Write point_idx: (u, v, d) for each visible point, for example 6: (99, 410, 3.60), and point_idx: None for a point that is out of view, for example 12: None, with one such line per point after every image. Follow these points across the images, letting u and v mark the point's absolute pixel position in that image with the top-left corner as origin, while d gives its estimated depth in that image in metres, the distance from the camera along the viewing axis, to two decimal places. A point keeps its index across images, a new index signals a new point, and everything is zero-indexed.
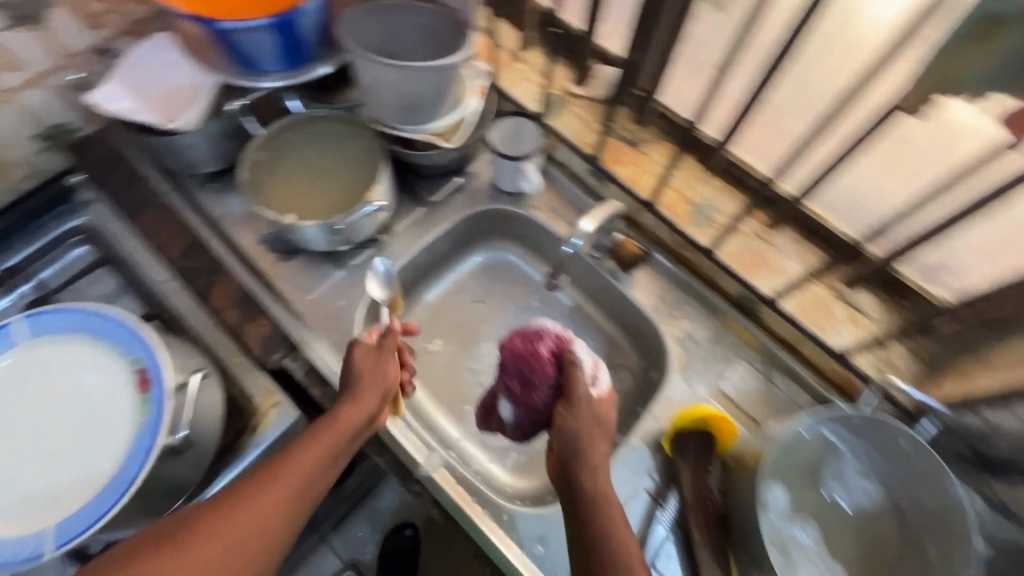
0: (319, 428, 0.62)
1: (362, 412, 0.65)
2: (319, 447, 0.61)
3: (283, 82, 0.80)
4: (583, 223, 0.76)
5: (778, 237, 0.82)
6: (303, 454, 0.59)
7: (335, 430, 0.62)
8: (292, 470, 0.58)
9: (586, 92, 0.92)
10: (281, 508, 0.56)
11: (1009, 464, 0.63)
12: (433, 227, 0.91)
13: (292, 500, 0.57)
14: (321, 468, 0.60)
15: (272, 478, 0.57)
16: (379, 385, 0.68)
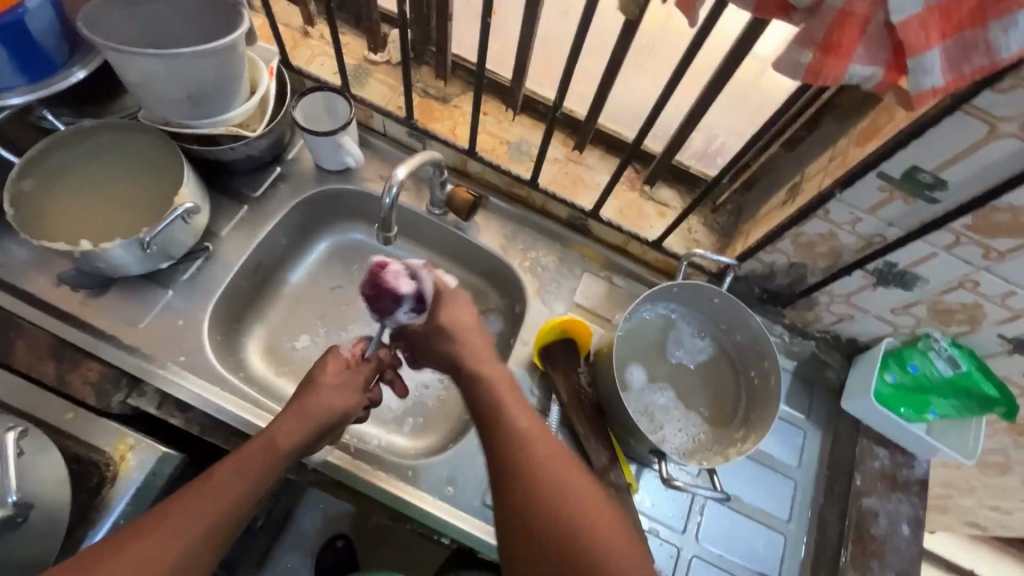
0: (253, 447, 0.62)
1: (308, 428, 0.66)
2: (250, 468, 0.61)
3: (31, 96, 0.73)
4: (397, 172, 0.71)
5: (588, 158, 0.92)
6: (231, 474, 0.60)
7: (274, 452, 0.63)
8: (213, 490, 0.58)
9: (385, 57, 0.93)
10: (197, 528, 0.56)
11: (788, 289, 0.84)
12: (262, 223, 0.88)
13: (213, 520, 0.57)
14: (252, 488, 0.60)
15: (192, 500, 0.57)
16: (343, 401, 0.70)
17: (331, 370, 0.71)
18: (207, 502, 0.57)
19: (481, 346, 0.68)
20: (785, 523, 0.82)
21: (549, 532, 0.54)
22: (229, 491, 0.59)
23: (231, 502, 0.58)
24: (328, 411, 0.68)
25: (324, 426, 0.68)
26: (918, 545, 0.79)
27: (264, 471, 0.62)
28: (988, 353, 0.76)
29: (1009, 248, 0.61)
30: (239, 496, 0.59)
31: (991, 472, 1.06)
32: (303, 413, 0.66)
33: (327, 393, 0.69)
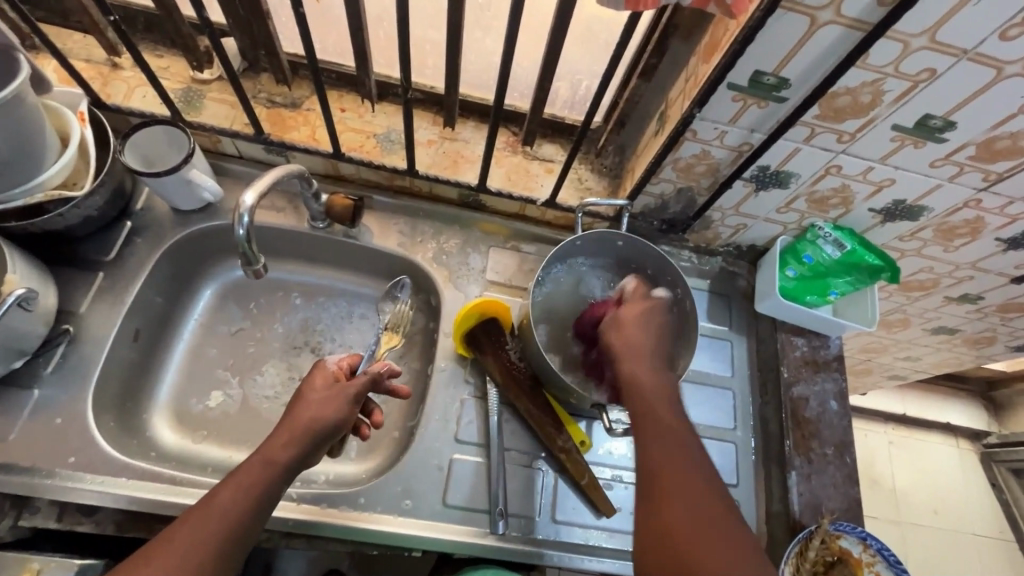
0: (253, 463, 0.58)
1: (301, 439, 0.61)
2: (248, 484, 0.57)
3: None
4: (245, 197, 0.65)
5: (462, 132, 0.89)
6: (230, 491, 0.56)
7: (273, 465, 0.59)
8: (214, 509, 0.54)
9: (214, 73, 0.84)
10: (200, 548, 0.52)
11: (682, 215, 0.86)
12: (128, 286, 0.78)
13: (213, 540, 0.53)
14: (253, 500, 0.56)
15: (192, 522, 0.53)
16: (335, 411, 0.64)
17: (317, 386, 0.66)
18: (205, 522, 0.53)
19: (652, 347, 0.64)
20: (732, 431, 0.86)
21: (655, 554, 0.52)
22: (231, 510, 0.55)
23: (226, 522, 0.54)
24: (327, 424, 0.63)
25: (321, 439, 0.62)
26: (847, 416, 0.85)
27: (265, 485, 0.58)
28: (865, 228, 0.82)
29: (856, 128, 0.64)
30: (238, 515, 0.55)
31: (895, 329, 1.17)
32: (299, 425, 0.61)
33: (318, 406, 0.64)
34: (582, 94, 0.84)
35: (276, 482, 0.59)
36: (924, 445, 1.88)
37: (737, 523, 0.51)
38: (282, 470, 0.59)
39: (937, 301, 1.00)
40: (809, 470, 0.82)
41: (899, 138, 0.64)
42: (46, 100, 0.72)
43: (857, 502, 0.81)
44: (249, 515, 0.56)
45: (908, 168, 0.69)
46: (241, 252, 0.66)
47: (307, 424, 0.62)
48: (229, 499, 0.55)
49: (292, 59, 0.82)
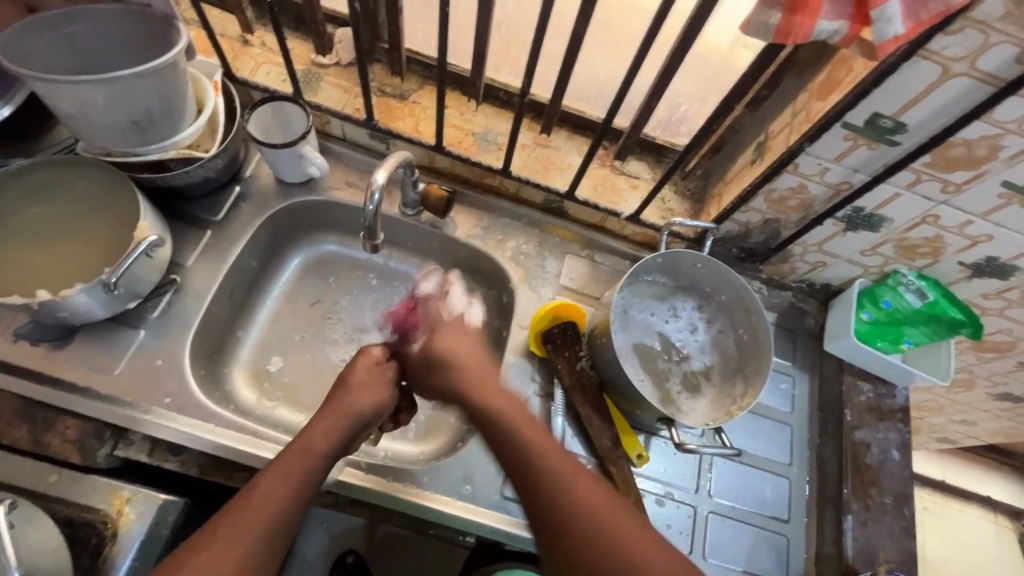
0: (293, 450, 0.60)
1: (343, 423, 0.64)
2: (290, 469, 0.58)
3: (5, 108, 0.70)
4: (376, 176, 0.68)
5: (556, 140, 0.92)
6: (274, 479, 0.56)
7: (312, 451, 0.60)
8: (262, 493, 0.55)
9: (334, 59, 0.89)
10: (251, 536, 0.52)
11: (762, 245, 0.87)
12: (230, 246, 0.84)
13: (260, 528, 0.53)
14: (299, 483, 0.57)
15: (240, 512, 0.53)
16: (374, 396, 0.68)
17: (355, 376, 0.70)
18: (254, 510, 0.53)
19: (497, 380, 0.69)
20: (787, 467, 0.86)
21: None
22: (276, 497, 0.55)
23: (275, 506, 0.54)
24: (366, 406, 0.67)
25: (363, 421, 0.66)
26: (909, 467, 0.84)
27: (308, 471, 0.59)
28: (950, 281, 0.81)
29: (964, 180, 0.65)
30: (284, 503, 0.55)
31: (956, 390, 1.15)
32: (342, 409, 0.65)
33: (359, 392, 0.68)
34: (679, 117, 0.87)
35: (315, 468, 0.59)
36: (960, 515, 1.82)
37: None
38: (321, 458, 0.60)
39: (1008, 366, 0.98)
40: (866, 516, 0.81)
41: (1007, 195, 0.64)
42: (190, 67, 0.78)
43: (913, 556, 0.79)
44: (296, 499, 0.56)
45: (1009, 226, 0.69)
46: (365, 227, 0.70)
47: (354, 407, 0.66)
48: (272, 484, 0.56)
49: (410, 54, 0.88)
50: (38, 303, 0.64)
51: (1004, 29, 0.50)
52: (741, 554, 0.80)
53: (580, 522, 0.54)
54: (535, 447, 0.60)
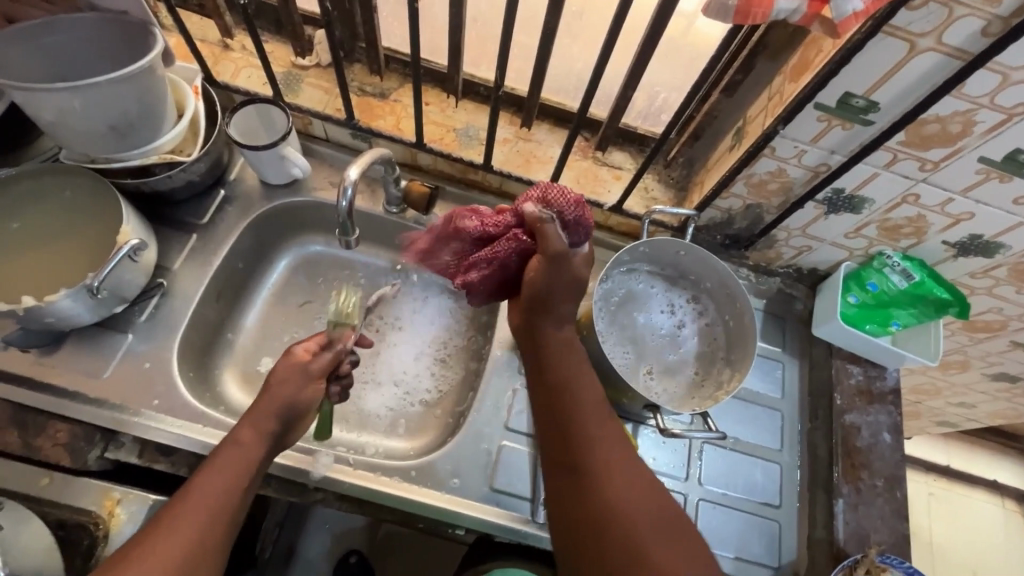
0: (224, 447, 0.61)
1: (272, 419, 0.63)
2: (224, 466, 0.59)
3: None
4: (349, 172, 0.69)
5: (537, 133, 0.92)
6: (209, 476, 0.58)
7: (243, 443, 0.61)
8: (195, 492, 0.56)
9: (314, 60, 0.90)
10: (193, 531, 0.54)
11: (746, 232, 0.87)
12: (216, 249, 0.84)
13: (198, 518, 0.55)
14: (234, 475, 0.59)
15: (179, 509, 0.55)
16: (296, 393, 0.66)
17: (280, 376, 0.66)
18: (194, 504, 0.55)
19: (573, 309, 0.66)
20: (778, 453, 0.86)
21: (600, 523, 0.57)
22: (216, 489, 0.57)
23: (212, 502, 0.56)
24: (291, 407, 0.65)
25: (284, 422, 0.64)
26: (900, 450, 0.84)
27: (246, 464, 0.60)
28: (936, 261, 0.81)
29: (941, 157, 0.64)
30: (223, 494, 0.57)
31: (952, 372, 1.14)
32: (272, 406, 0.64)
33: (280, 390, 0.65)
34: (658, 106, 0.87)
35: (251, 461, 0.61)
36: (967, 500, 1.80)
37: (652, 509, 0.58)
38: (257, 449, 0.61)
39: (1002, 345, 0.97)
40: (857, 499, 0.80)
41: (985, 171, 0.64)
42: (170, 73, 0.79)
43: (906, 538, 0.79)
44: (234, 491, 0.58)
45: (990, 203, 0.68)
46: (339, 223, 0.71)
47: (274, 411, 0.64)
48: (207, 480, 0.57)
49: (388, 52, 0.88)
50: (23, 309, 0.65)
51: (968, 1, 0.50)
52: (732, 541, 0.80)
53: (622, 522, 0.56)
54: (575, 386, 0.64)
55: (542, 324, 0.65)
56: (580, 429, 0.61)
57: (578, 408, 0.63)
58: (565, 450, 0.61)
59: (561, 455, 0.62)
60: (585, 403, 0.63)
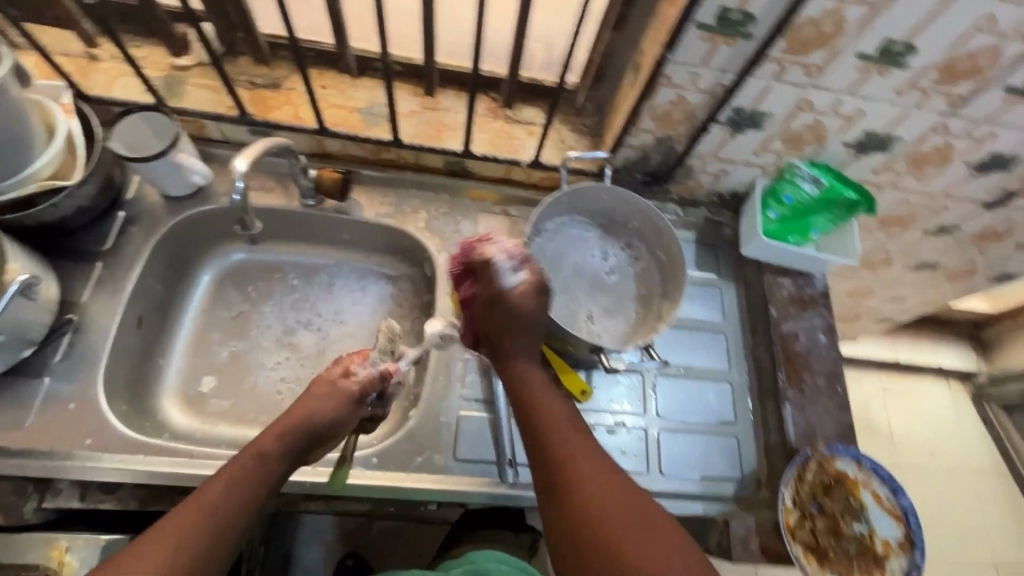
0: (243, 455, 0.59)
1: (296, 434, 0.62)
2: (241, 475, 0.57)
3: None
4: (237, 164, 0.67)
5: (443, 101, 0.90)
6: (222, 484, 0.56)
7: (264, 450, 0.60)
8: (200, 503, 0.54)
9: (193, 59, 0.85)
10: (187, 550, 0.51)
11: (663, 166, 0.89)
12: (125, 274, 0.80)
13: (194, 540, 0.52)
14: (246, 492, 0.57)
15: (176, 521, 0.52)
16: (327, 411, 0.65)
17: (315, 393, 0.66)
18: (194, 517, 0.53)
19: (532, 342, 0.70)
20: (727, 372, 0.89)
21: (593, 530, 0.54)
22: (220, 503, 0.55)
23: (215, 518, 0.54)
24: (314, 427, 0.64)
25: (314, 436, 0.64)
26: (835, 347, 0.88)
27: (259, 479, 0.58)
28: (840, 164, 0.85)
29: (822, 60, 0.66)
30: (227, 513, 0.55)
31: (880, 270, 1.21)
32: (296, 420, 0.63)
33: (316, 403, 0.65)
34: (556, 55, 0.87)
35: (262, 478, 0.59)
36: (917, 389, 1.93)
37: (644, 516, 0.55)
38: (272, 463, 0.60)
39: (916, 234, 1.03)
40: (803, 400, 0.84)
41: (864, 67, 0.67)
42: (32, 94, 0.73)
43: (851, 426, 0.84)
44: (240, 512, 0.55)
45: (876, 97, 0.71)
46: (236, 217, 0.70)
47: (298, 422, 0.63)
48: (216, 491, 0.55)
49: (269, 39, 0.84)
50: None
51: None
52: (697, 463, 0.83)
53: (608, 527, 0.54)
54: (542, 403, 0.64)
55: (507, 359, 0.69)
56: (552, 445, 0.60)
57: (550, 425, 0.62)
58: (545, 462, 0.59)
59: (546, 473, 0.59)
60: (558, 423, 0.62)
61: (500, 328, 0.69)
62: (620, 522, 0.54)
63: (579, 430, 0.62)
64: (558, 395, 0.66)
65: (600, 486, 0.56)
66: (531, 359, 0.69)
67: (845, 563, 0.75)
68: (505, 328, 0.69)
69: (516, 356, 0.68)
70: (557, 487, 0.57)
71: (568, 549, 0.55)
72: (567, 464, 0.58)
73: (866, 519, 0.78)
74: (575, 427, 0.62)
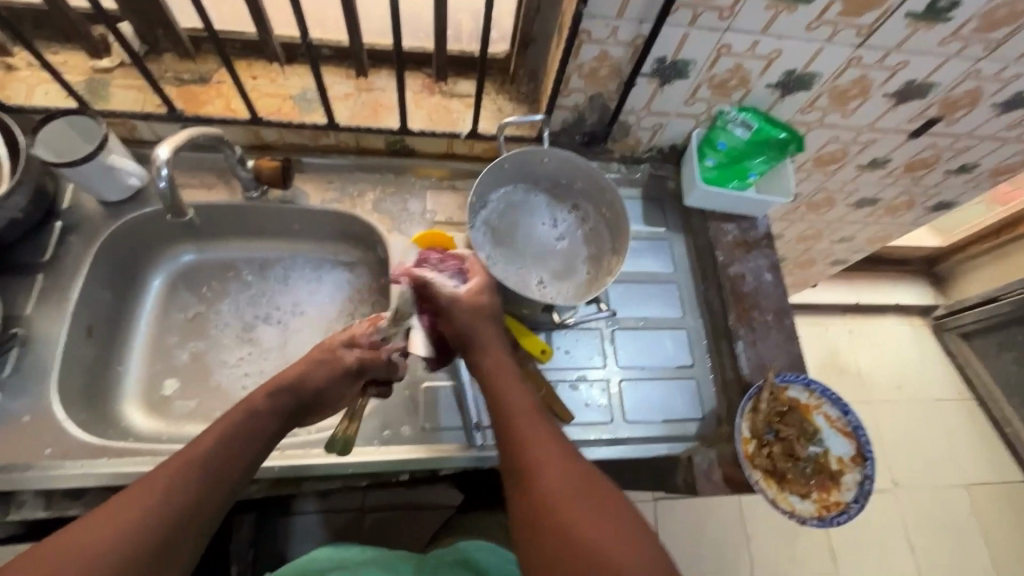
0: (233, 412, 0.62)
1: (283, 395, 0.66)
2: (230, 429, 0.60)
3: None
4: (160, 152, 0.67)
5: (377, 81, 0.91)
6: (214, 437, 0.58)
7: (253, 409, 0.63)
8: (193, 451, 0.56)
9: (115, 60, 0.84)
10: (180, 492, 0.53)
11: (600, 125, 0.90)
12: (68, 283, 0.78)
13: (187, 484, 0.54)
14: (235, 446, 0.59)
15: (168, 468, 0.54)
16: (323, 377, 0.70)
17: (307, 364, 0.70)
18: (185, 466, 0.55)
19: (494, 338, 0.72)
20: (682, 319, 0.92)
21: (549, 508, 0.55)
22: (212, 451, 0.57)
23: (207, 465, 0.56)
24: (303, 390, 0.68)
25: (303, 399, 0.68)
26: (781, 284, 0.92)
27: (247, 435, 0.61)
28: (768, 106, 0.88)
29: (732, 2, 0.69)
30: (218, 462, 0.57)
31: (825, 211, 1.25)
32: (285, 383, 0.67)
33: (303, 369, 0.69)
34: None
35: (251, 434, 0.61)
36: (881, 327, 2.01)
37: (600, 497, 0.56)
38: (262, 419, 0.63)
39: (852, 171, 1.07)
40: (754, 336, 0.87)
41: (772, 6, 0.69)
42: None
43: (801, 356, 0.87)
44: (230, 462, 0.58)
45: (789, 35, 0.74)
46: (169, 206, 0.69)
47: (290, 384, 0.67)
48: (206, 442, 0.57)
49: (191, 34, 0.84)
50: None
51: None
52: (659, 408, 0.85)
53: (563, 508, 0.54)
54: (508, 393, 0.66)
55: (471, 350, 0.71)
56: (518, 434, 0.62)
57: (518, 414, 0.64)
58: (509, 447, 0.61)
59: (513, 455, 0.61)
60: (528, 411, 0.64)
61: (471, 323, 0.71)
62: (578, 500, 0.55)
63: (545, 418, 0.64)
64: (524, 386, 0.68)
65: (562, 469, 0.58)
66: (497, 349, 0.71)
67: (804, 483, 0.79)
68: (463, 333, 0.71)
69: (484, 346, 0.70)
70: (520, 471, 0.59)
71: (524, 529, 0.56)
72: (533, 449, 0.60)
73: (820, 441, 0.82)
74: (540, 415, 0.64)
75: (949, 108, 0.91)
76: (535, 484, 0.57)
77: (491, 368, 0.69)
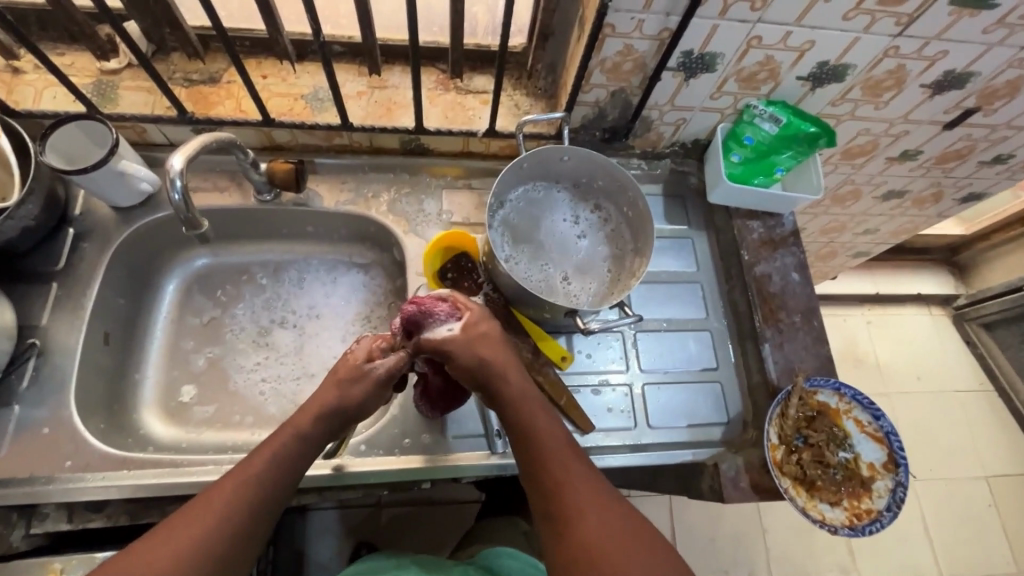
0: (283, 432, 0.60)
1: (328, 418, 0.61)
2: (282, 454, 0.58)
3: None
4: (174, 161, 0.65)
5: (391, 79, 0.88)
6: (266, 460, 0.58)
7: (302, 432, 0.60)
8: (245, 474, 0.56)
9: (122, 61, 0.82)
10: (230, 519, 0.54)
11: (621, 121, 0.87)
12: (83, 291, 0.77)
13: (238, 511, 0.54)
14: (285, 472, 0.58)
15: (218, 493, 0.55)
16: (359, 396, 0.61)
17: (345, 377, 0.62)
18: (236, 492, 0.55)
19: (515, 361, 0.63)
20: (705, 320, 0.90)
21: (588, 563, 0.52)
22: (262, 476, 0.57)
23: (257, 491, 0.56)
24: (343, 407, 0.61)
25: (350, 415, 0.62)
26: (809, 284, 0.89)
27: (297, 459, 0.59)
28: (797, 99, 0.84)
29: None
30: (268, 487, 0.57)
31: (850, 204, 1.21)
32: (329, 402, 0.61)
33: (342, 387, 0.61)
34: None
35: (300, 459, 0.60)
36: (900, 318, 1.97)
37: (642, 544, 0.54)
38: (311, 444, 0.60)
39: (881, 163, 1.04)
40: (781, 339, 0.85)
41: None
42: None
43: (830, 359, 0.85)
44: (280, 486, 0.58)
45: (824, 26, 0.70)
46: (182, 217, 0.66)
47: (337, 405, 0.60)
48: (259, 467, 0.57)
49: (198, 32, 0.82)
50: None
51: None
52: (683, 412, 0.83)
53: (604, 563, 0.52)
54: (534, 427, 0.59)
55: (495, 376, 0.61)
56: (549, 477, 0.57)
57: (546, 453, 0.58)
58: (539, 490, 0.57)
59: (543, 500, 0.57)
60: (557, 447, 0.58)
61: (491, 349, 0.62)
62: (618, 554, 0.52)
63: (576, 453, 0.59)
64: (551, 413, 0.62)
65: (599, 517, 0.54)
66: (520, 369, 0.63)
67: (834, 490, 0.78)
68: (484, 360, 0.61)
69: (506, 371, 0.61)
70: (555, 519, 0.55)
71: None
72: (567, 495, 0.55)
73: (850, 446, 0.80)
74: (570, 450, 0.59)
75: (987, 98, 0.86)
76: (571, 533, 0.54)
77: (515, 399, 0.61)
